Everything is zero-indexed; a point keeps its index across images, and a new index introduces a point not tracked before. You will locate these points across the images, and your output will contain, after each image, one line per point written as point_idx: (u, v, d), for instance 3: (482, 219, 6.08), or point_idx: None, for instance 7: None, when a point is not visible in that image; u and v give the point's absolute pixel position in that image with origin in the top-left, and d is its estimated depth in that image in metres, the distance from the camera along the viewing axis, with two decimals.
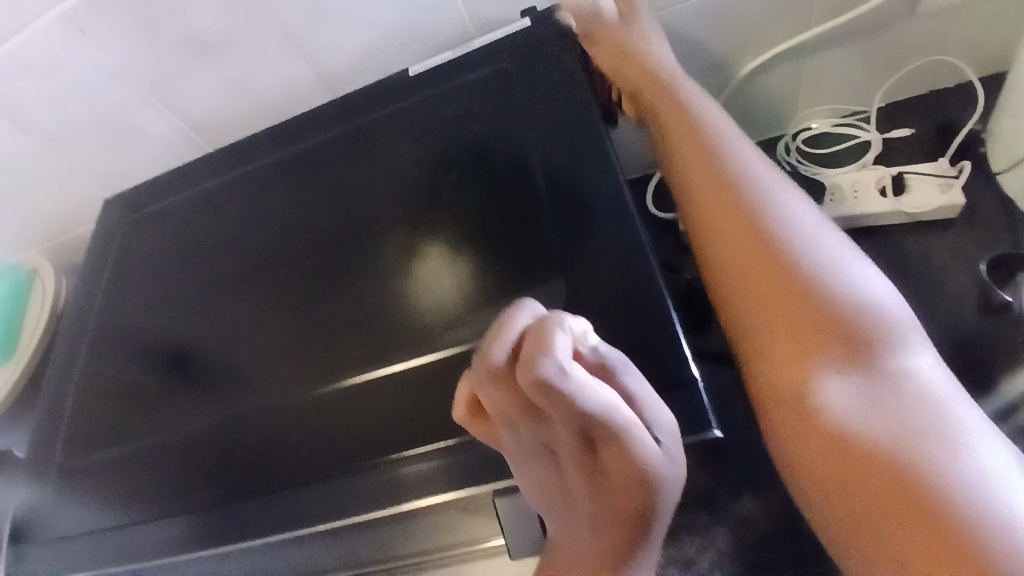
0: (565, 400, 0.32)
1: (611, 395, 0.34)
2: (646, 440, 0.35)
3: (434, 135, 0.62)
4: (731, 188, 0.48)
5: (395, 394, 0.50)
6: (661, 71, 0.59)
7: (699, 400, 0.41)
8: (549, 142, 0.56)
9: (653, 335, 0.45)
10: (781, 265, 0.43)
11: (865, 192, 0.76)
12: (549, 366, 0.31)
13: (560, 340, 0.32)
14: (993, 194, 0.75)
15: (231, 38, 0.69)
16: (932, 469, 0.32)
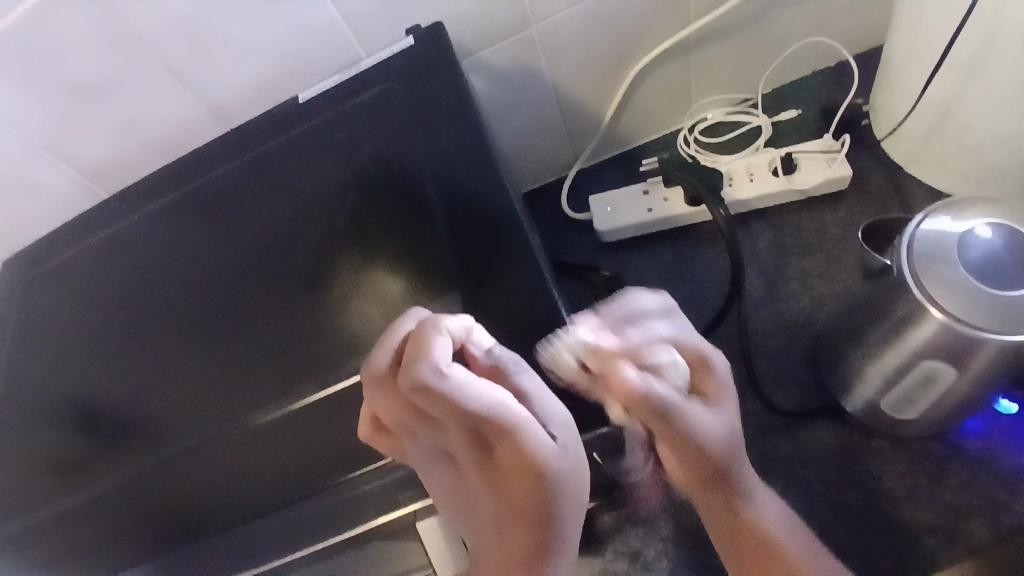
0: (443, 397, 0.32)
1: (498, 392, 0.32)
2: (537, 432, 0.32)
3: (331, 158, 0.61)
4: (742, 536, 0.48)
5: (310, 427, 0.49)
6: (653, 400, 0.40)
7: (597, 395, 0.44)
8: (444, 157, 0.56)
9: (552, 338, 0.46)
10: (757, 516, 0.47)
11: (759, 175, 0.79)
12: (423, 365, 0.33)
13: (440, 341, 0.34)
14: (876, 166, 0.81)
15: (113, 80, 0.66)
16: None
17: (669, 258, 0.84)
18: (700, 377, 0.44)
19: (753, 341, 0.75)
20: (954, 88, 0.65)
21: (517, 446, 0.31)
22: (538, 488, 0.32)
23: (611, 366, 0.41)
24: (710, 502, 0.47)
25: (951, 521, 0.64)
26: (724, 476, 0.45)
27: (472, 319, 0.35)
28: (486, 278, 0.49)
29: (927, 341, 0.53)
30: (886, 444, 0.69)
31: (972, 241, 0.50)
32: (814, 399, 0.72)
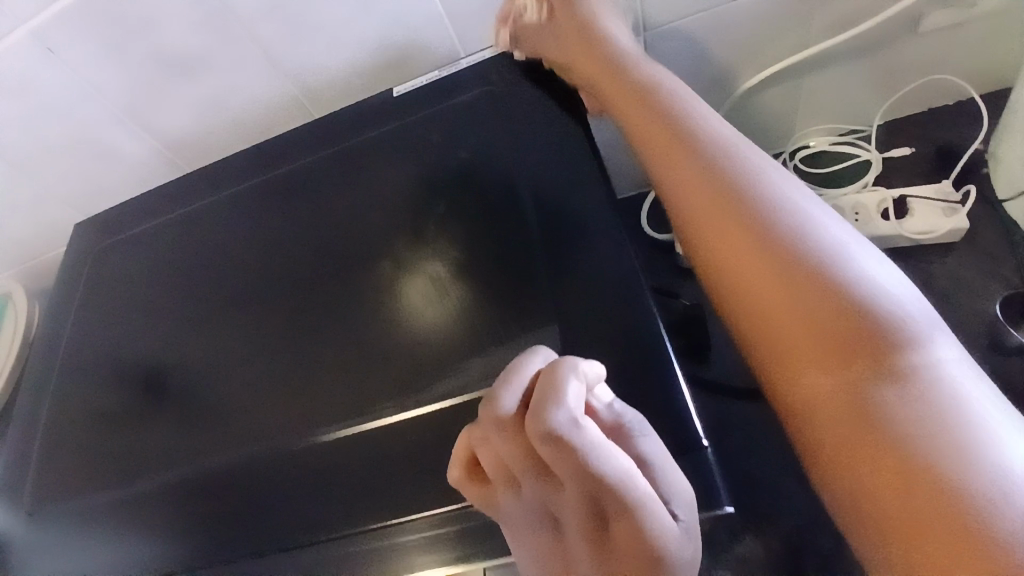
0: (574, 454, 0.27)
1: (628, 461, 0.28)
2: (665, 513, 0.28)
3: (419, 160, 0.59)
4: (681, 146, 0.44)
5: (378, 450, 0.47)
6: (536, 32, 0.56)
7: (708, 467, 0.37)
8: (540, 172, 0.53)
9: (653, 388, 0.41)
10: (691, 156, 0.43)
11: (869, 216, 0.73)
12: (557, 410, 0.27)
13: (573, 386, 0.28)
14: (991, 220, 0.74)
15: (207, 56, 0.65)
16: (831, 281, 0.34)
17: None
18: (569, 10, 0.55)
19: None
20: None
21: (641, 525, 0.28)
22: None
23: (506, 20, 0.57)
24: (651, 135, 0.46)
25: None
26: (638, 94, 0.49)
27: (602, 367, 0.30)
28: (576, 312, 0.45)
29: None
30: None
31: None
32: None
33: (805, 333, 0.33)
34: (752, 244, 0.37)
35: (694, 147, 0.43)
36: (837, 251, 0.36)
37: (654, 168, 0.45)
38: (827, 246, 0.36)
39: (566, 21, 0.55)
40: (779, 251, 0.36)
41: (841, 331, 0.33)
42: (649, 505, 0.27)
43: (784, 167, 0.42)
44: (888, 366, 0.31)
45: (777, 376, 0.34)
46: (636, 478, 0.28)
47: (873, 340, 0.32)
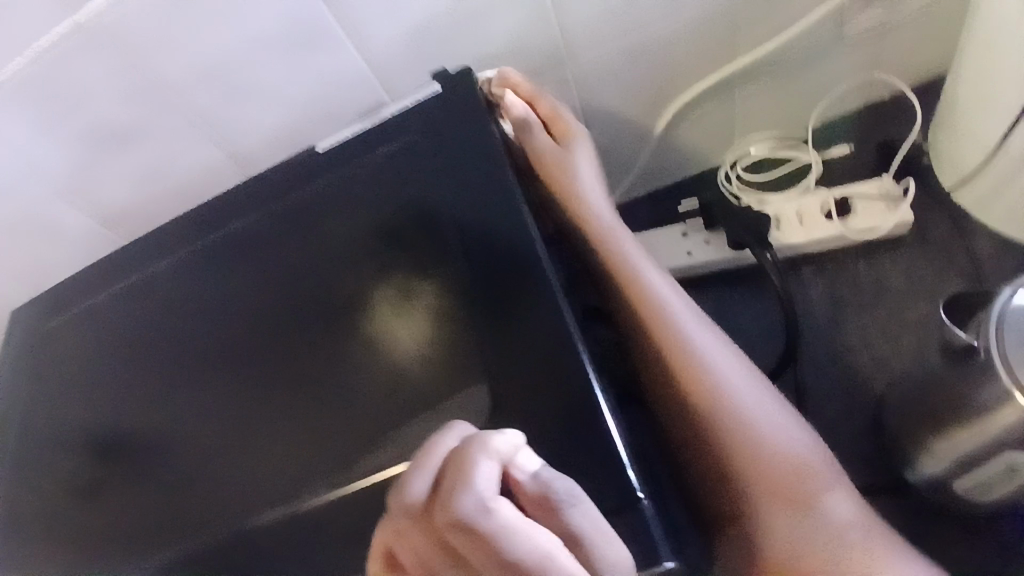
0: (488, 541, 0.26)
1: (547, 542, 0.27)
2: None
3: (354, 216, 0.56)
4: (648, 307, 0.52)
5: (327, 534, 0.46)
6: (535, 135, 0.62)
7: (647, 524, 0.38)
8: (470, 221, 0.51)
9: (589, 443, 0.41)
10: (667, 328, 0.52)
11: (811, 220, 0.74)
12: (466, 500, 0.27)
13: (484, 468, 0.28)
14: (939, 211, 0.74)
15: (130, 127, 0.62)
16: (764, 451, 0.50)
17: (710, 306, 0.79)
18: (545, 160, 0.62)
19: (801, 402, 0.70)
20: None
21: None
22: None
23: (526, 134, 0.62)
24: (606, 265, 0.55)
25: None
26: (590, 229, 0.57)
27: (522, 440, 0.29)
28: (515, 365, 0.45)
29: (1012, 432, 0.46)
30: (951, 525, 0.62)
31: None
32: (867, 468, 0.66)
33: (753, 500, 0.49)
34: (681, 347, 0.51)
35: (668, 339, 0.52)
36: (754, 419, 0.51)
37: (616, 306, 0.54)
38: (742, 419, 0.51)
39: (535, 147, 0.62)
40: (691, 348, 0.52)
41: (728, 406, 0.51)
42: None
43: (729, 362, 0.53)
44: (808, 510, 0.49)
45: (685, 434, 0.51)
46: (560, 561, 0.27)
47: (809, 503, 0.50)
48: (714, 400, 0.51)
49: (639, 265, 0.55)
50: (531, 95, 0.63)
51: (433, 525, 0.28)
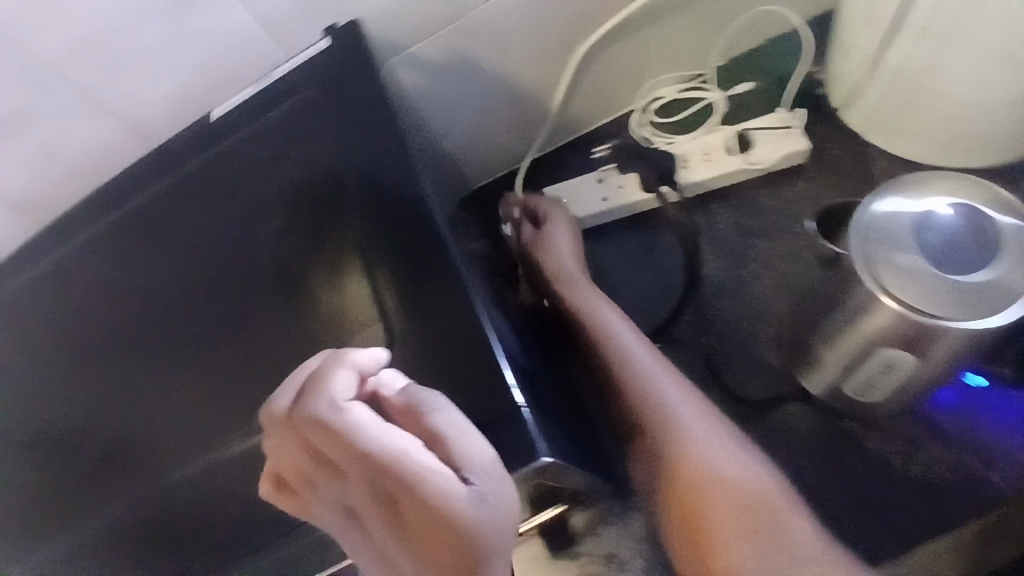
0: (340, 436, 0.30)
1: (401, 437, 0.30)
2: (441, 481, 0.29)
3: (267, 186, 0.58)
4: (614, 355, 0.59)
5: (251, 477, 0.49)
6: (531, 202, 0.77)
7: (523, 425, 0.39)
8: (369, 174, 0.52)
9: (480, 374, 0.42)
10: (630, 368, 0.57)
11: (715, 155, 0.77)
12: (319, 400, 0.31)
13: (343, 376, 0.32)
14: (836, 136, 0.78)
15: (23, 107, 0.61)
16: (714, 469, 0.51)
17: (629, 246, 0.80)
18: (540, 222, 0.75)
19: (716, 329, 0.73)
20: (922, 51, 0.61)
21: (420, 495, 0.29)
22: (450, 539, 0.29)
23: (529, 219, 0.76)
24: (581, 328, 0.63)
25: (929, 502, 0.63)
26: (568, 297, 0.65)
27: (381, 356, 0.33)
28: (422, 304, 0.48)
29: (882, 329, 0.50)
30: (856, 426, 0.66)
31: (927, 223, 0.46)
32: (780, 383, 0.69)
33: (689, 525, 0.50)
34: (632, 383, 0.57)
35: (631, 373, 0.57)
36: (712, 446, 0.53)
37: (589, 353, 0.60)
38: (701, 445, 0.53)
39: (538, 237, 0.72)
40: (641, 379, 0.57)
41: (665, 425, 0.54)
42: (418, 471, 0.29)
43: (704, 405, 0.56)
44: (756, 520, 0.49)
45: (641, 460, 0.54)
46: (409, 449, 0.29)
47: (760, 518, 0.49)
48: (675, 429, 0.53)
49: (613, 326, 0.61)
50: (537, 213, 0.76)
51: (298, 432, 0.31)
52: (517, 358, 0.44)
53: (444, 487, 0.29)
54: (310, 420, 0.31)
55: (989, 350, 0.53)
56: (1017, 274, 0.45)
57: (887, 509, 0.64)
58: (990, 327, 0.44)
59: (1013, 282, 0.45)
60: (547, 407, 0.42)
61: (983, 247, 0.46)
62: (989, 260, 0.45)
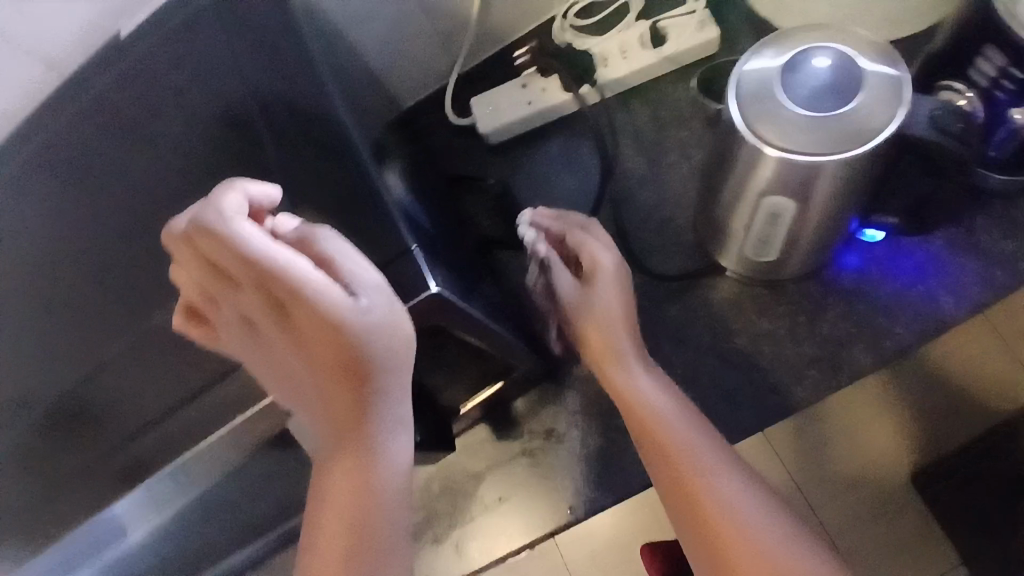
0: (229, 244, 0.36)
1: (289, 255, 0.36)
2: (327, 292, 0.37)
3: (164, 92, 0.55)
4: (641, 402, 0.55)
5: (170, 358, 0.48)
6: (574, 236, 0.60)
7: (415, 259, 0.44)
8: (268, 68, 0.52)
9: (370, 232, 0.45)
10: (647, 405, 0.54)
11: (631, 51, 0.79)
12: (209, 210, 0.36)
13: (233, 198, 0.37)
14: (745, 25, 0.80)
15: None
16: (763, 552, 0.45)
17: (556, 149, 0.83)
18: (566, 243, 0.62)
19: (637, 218, 0.78)
20: None
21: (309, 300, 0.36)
22: (336, 335, 0.37)
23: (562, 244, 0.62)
24: (601, 370, 0.58)
25: (831, 351, 0.70)
26: (607, 354, 0.57)
27: (273, 190, 0.39)
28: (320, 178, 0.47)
29: (768, 181, 0.54)
30: (766, 292, 0.73)
31: (797, 72, 0.49)
32: (695, 261, 0.75)
33: None
34: (674, 439, 0.52)
35: (655, 411, 0.54)
36: (749, 499, 0.48)
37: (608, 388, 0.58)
38: (729, 499, 0.48)
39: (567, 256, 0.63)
40: (681, 431, 0.52)
41: (719, 497, 0.48)
42: (303, 280, 0.36)
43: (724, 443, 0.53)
44: None
45: (684, 518, 0.49)
46: (296, 264, 0.36)
47: None
48: (704, 481, 0.49)
49: (640, 375, 0.56)
50: (574, 239, 0.60)
51: (195, 246, 0.37)
52: (412, 220, 0.49)
53: (328, 293, 0.36)
54: (204, 233, 0.36)
55: (867, 195, 0.57)
56: (873, 106, 0.48)
57: (796, 362, 0.71)
58: (853, 155, 0.49)
59: (870, 113, 0.48)
60: (438, 256, 0.48)
61: (845, 83, 0.49)
62: (848, 95, 0.48)
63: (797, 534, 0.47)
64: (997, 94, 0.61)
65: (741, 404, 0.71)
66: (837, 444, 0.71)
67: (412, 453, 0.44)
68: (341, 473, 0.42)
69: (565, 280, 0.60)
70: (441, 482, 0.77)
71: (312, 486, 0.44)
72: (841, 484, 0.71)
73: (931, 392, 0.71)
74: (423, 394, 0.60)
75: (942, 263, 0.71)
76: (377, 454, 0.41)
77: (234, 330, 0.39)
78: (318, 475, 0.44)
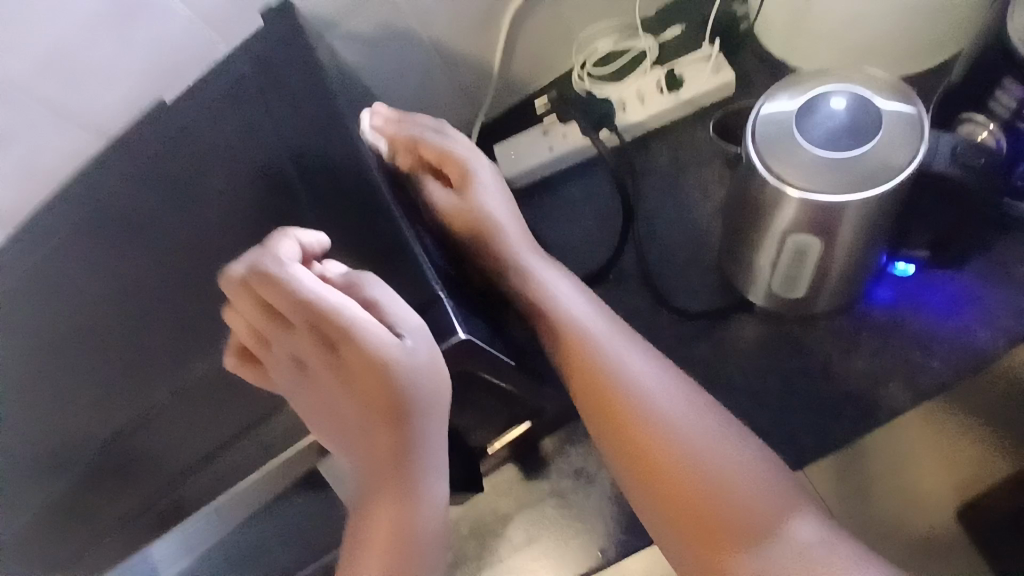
0: (283, 287, 0.37)
1: (339, 298, 0.38)
2: (375, 335, 0.38)
3: (205, 152, 0.58)
4: (597, 361, 0.55)
5: (216, 400, 0.50)
6: (434, 145, 0.59)
7: (442, 310, 0.44)
8: (305, 127, 0.55)
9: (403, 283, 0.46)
10: (598, 360, 0.55)
11: (649, 97, 0.81)
12: (267, 255, 0.38)
13: (287, 245, 0.39)
14: (760, 68, 0.82)
15: None
16: (714, 481, 0.50)
17: (578, 192, 0.84)
18: (424, 143, 0.59)
19: (660, 257, 0.79)
20: None
21: (358, 341, 0.38)
22: (383, 375, 0.38)
23: (428, 151, 0.59)
24: (547, 327, 0.58)
25: (866, 387, 0.69)
26: (500, 253, 0.59)
27: (325, 236, 0.41)
28: (351, 234, 0.50)
29: (792, 220, 0.54)
30: (795, 328, 0.72)
31: (814, 115, 0.50)
32: (720, 298, 0.75)
33: (699, 537, 0.49)
34: (599, 362, 0.55)
35: (604, 362, 0.55)
36: (695, 438, 0.52)
37: (559, 353, 0.58)
38: (678, 437, 0.52)
39: (438, 160, 0.59)
40: (608, 360, 0.56)
41: (643, 413, 0.53)
42: (353, 321, 0.37)
43: (664, 370, 0.56)
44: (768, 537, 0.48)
45: (631, 459, 0.53)
46: (346, 307, 0.38)
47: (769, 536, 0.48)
48: (652, 422, 0.53)
49: (584, 323, 0.57)
50: (412, 138, 0.58)
51: (250, 289, 0.39)
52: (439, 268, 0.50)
53: (382, 336, 0.37)
54: (261, 277, 0.38)
55: (892, 229, 0.57)
56: (894, 144, 0.49)
57: (830, 398, 0.69)
58: (875, 191, 0.49)
59: (890, 151, 0.49)
60: (464, 304, 0.49)
61: (863, 124, 0.49)
62: (867, 133, 0.49)
63: (750, 469, 0.51)
64: (1019, 125, 0.60)
65: (775, 442, 0.69)
66: (885, 483, 0.68)
67: (447, 496, 0.43)
68: (380, 515, 0.41)
69: (440, 193, 0.59)
70: (471, 525, 0.76)
71: (349, 535, 0.43)
72: (891, 526, 0.68)
73: (983, 419, 0.68)
74: (453, 436, 0.61)
75: (976, 294, 0.70)
76: (416, 495, 0.41)
77: (282, 372, 0.40)
78: (355, 519, 0.43)
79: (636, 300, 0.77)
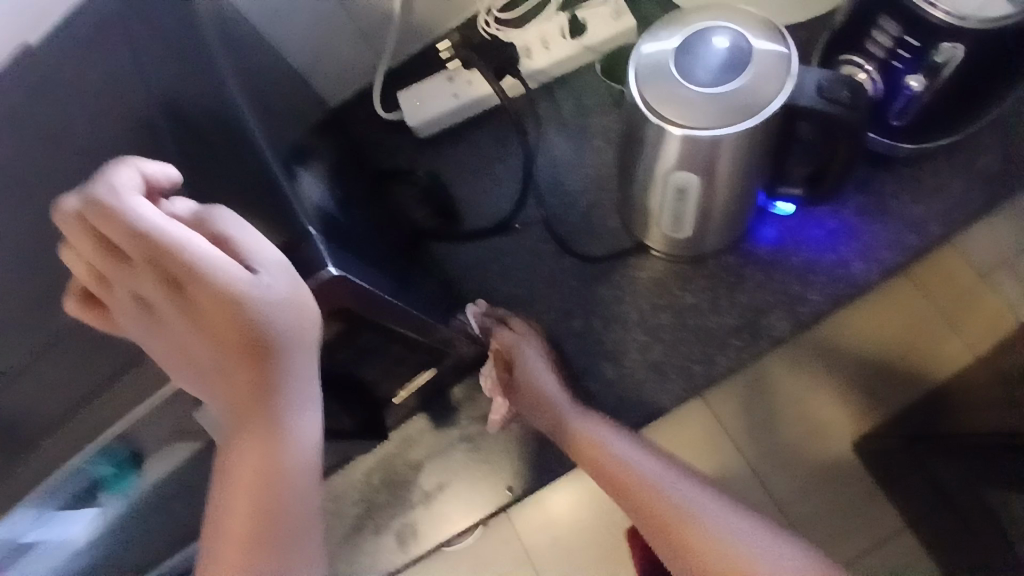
0: (118, 218, 0.36)
1: (182, 233, 0.37)
2: (225, 271, 0.37)
3: (65, 91, 0.53)
4: (601, 449, 0.59)
5: (59, 352, 0.44)
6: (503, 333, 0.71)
7: (315, 247, 0.44)
8: (171, 63, 0.51)
9: (274, 223, 0.45)
10: (602, 448, 0.59)
11: (553, 42, 0.80)
12: (100, 185, 0.37)
13: (123, 175, 0.38)
14: (659, 12, 0.83)
15: None
16: (712, 533, 0.48)
17: (484, 139, 0.84)
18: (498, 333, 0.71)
19: (564, 203, 0.80)
20: None
21: (204, 276, 0.37)
22: (235, 310, 0.38)
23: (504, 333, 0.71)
24: (570, 444, 0.63)
25: (753, 320, 0.73)
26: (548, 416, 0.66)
27: (171, 168, 0.39)
28: (218, 174, 0.47)
29: (674, 158, 0.55)
30: (689, 267, 0.75)
31: (691, 53, 0.51)
32: (621, 241, 0.77)
33: None
34: (643, 490, 0.54)
35: (607, 449, 0.59)
36: (694, 500, 0.51)
37: (577, 458, 0.62)
38: (676, 500, 0.52)
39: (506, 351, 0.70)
40: (655, 483, 0.54)
41: (704, 527, 0.49)
42: (197, 255, 0.37)
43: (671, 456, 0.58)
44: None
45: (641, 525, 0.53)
46: (191, 240, 0.37)
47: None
48: (655, 492, 0.53)
49: (600, 431, 0.61)
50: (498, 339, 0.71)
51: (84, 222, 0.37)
52: (321, 208, 0.49)
53: (226, 268, 0.37)
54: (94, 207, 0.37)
55: (769, 165, 0.59)
56: (763, 80, 0.51)
57: (721, 332, 0.73)
58: (745, 127, 0.51)
59: (759, 87, 0.51)
60: (343, 244, 0.48)
61: (735, 60, 0.51)
62: (739, 70, 0.51)
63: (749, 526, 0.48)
64: (894, 64, 0.63)
65: (669, 374, 0.73)
66: (788, 418, 0.87)
67: (321, 432, 0.44)
68: (247, 454, 0.42)
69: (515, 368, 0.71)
70: (384, 474, 0.77)
71: (217, 480, 0.43)
72: (791, 453, 0.87)
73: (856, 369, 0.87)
74: (357, 384, 0.60)
75: (853, 230, 0.75)
76: (284, 432, 0.42)
77: (128, 313, 0.39)
78: (222, 464, 0.43)
79: (541, 246, 0.78)
